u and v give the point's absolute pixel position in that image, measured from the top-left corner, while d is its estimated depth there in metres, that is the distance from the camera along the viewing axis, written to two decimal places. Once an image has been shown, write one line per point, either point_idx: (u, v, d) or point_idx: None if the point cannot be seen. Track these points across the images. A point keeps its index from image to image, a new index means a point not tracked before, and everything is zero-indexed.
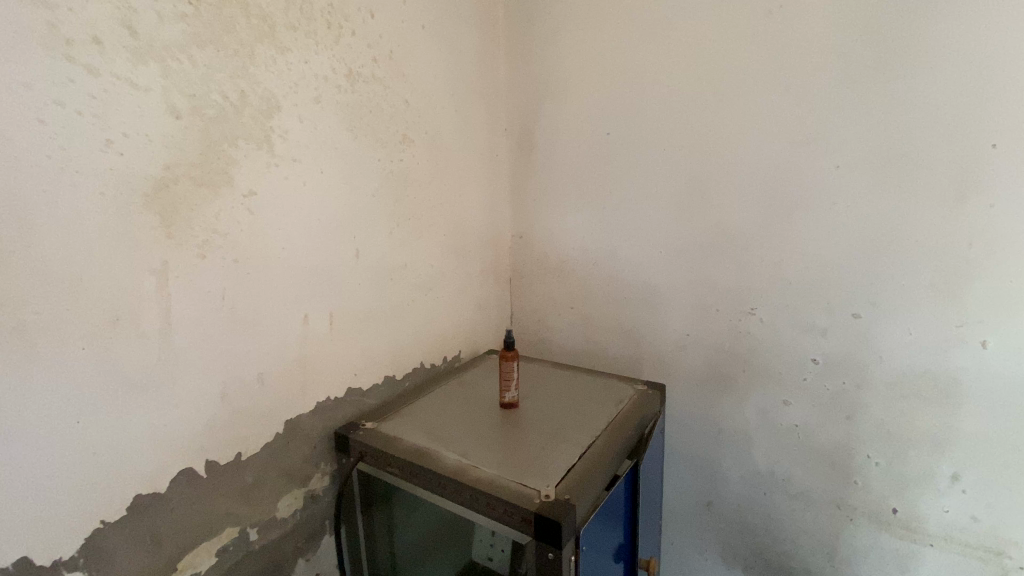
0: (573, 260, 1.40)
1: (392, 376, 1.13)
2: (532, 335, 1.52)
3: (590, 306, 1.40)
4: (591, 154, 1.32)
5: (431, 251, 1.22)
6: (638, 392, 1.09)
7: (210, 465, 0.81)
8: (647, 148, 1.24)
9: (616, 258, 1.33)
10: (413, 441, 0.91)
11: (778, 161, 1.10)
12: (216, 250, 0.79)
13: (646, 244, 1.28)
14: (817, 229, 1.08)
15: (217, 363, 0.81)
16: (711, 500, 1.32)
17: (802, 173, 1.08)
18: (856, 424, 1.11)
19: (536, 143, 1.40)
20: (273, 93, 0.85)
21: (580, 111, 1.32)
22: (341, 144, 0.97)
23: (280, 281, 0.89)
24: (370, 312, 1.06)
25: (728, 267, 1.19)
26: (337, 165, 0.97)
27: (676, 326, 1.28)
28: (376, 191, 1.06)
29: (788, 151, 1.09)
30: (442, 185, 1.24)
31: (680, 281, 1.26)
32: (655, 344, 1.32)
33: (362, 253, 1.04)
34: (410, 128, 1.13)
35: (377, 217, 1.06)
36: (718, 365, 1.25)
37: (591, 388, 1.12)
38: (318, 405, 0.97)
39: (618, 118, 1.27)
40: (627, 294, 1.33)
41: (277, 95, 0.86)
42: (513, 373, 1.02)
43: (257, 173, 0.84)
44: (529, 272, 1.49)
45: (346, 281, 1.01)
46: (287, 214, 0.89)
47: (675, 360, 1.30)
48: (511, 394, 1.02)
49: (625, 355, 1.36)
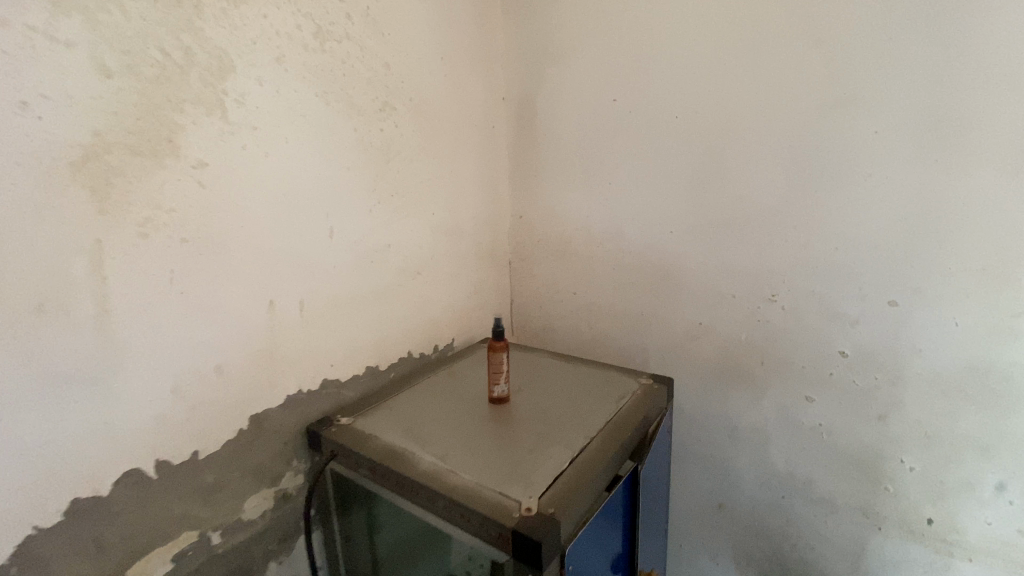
0: (577, 241, 1.29)
1: (376, 366, 1.05)
2: (534, 321, 1.42)
3: (593, 291, 1.29)
4: (596, 125, 1.20)
5: (421, 231, 1.12)
6: (643, 387, 0.98)
7: (163, 465, 0.74)
8: (656, 116, 1.12)
9: (623, 239, 1.22)
10: (388, 440, 0.83)
11: (806, 126, 0.97)
12: (161, 229, 0.71)
13: (655, 223, 1.17)
14: (850, 205, 0.95)
15: (168, 354, 0.73)
16: (723, 501, 1.22)
17: (833, 141, 0.95)
18: (889, 424, 0.99)
19: (536, 113, 1.28)
20: (225, 50, 0.76)
21: (584, 77, 1.19)
22: (309, 111, 0.87)
23: (241, 263, 0.80)
24: (348, 298, 0.97)
25: (746, 248, 1.07)
26: (305, 134, 0.87)
27: (689, 313, 1.16)
28: (354, 164, 0.96)
29: (818, 116, 0.95)
30: (432, 159, 1.13)
31: (693, 264, 1.14)
32: (665, 333, 1.20)
33: (338, 233, 0.94)
34: (392, 94, 1.02)
35: (355, 194, 0.97)
36: (733, 356, 1.13)
37: (591, 381, 1.01)
38: (289, 398, 0.89)
39: (625, 83, 1.14)
40: (634, 278, 1.22)
41: (230, 53, 0.76)
42: (502, 365, 0.93)
43: (209, 142, 0.75)
44: (530, 254, 1.38)
45: (319, 264, 0.91)
46: (248, 189, 0.80)
47: (686, 350, 1.19)
48: (500, 388, 0.93)
49: (632, 344, 1.26)
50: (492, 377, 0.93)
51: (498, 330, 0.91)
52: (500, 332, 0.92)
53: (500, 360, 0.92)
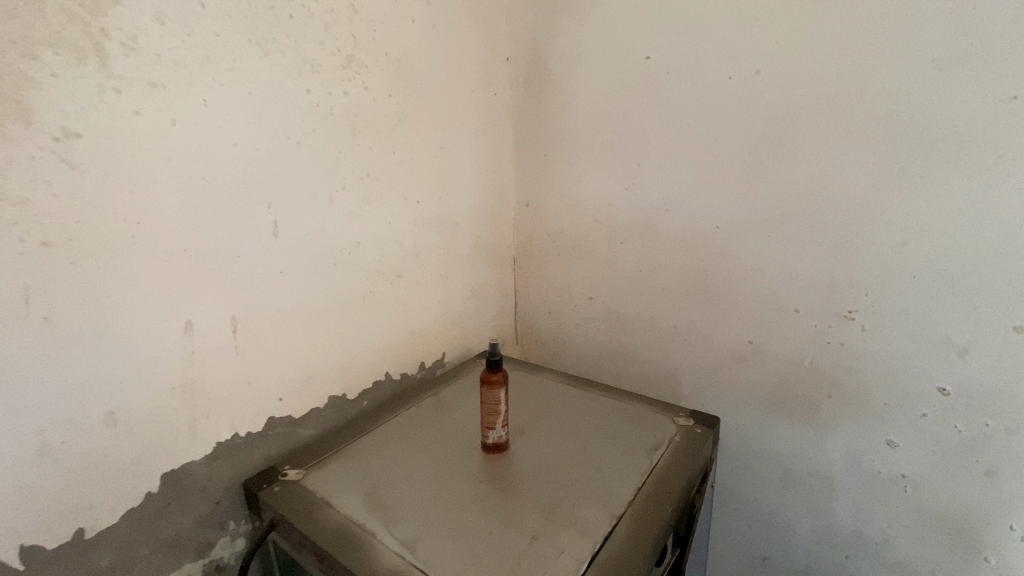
0: (597, 236, 1.05)
1: (343, 395, 0.83)
2: (544, 328, 1.20)
3: (616, 297, 1.06)
4: (626, 91, 0.95)
5: (403, 225, 0.89)
6: (682, 434, 0.76)
7: (30, 553, 0.54)
8: (708, 79, 0.86)
9: (656, 234, 0.98)
10: (343, 511, 0.62)
11: (920, 91, 0.71)
12: (6, 229, 0.49)
13: (698, 217, 0.93)
14: (973, 198, 0.70)
15: (28, 405, 0.52)
16: (767, 554, 1.01)
17: (956, 110, 0.69)
18: (1000, 484, 0.76)
19: (551, 76, 1.02)
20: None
21: (613, 28, 0.93)
22: (239, 62, 0.63)
23: (141, 273, 0.58)
24: (303, 312, 0.75)
25: (819, 251, 0.83)
26: (235, 96, 0.64)
27: (736, 328, 0.94)
28: (307, 138, 0.72)
29: (937, 75, 0.69)
30: (417, 133, 0.88)
31: (745, 269, 0.90)
32: (705, 351, 0.98)
33: (288, 229, 0.72)
34: (361, 46, 0.77)
35: (310, 177, 0.73)
36: (792, 385, 0.90)
37: (613, 422, 0.79)
38: (220, 446, 0.68)
39: (668, 36, 0.88)
40: (668, 283, 0.99)
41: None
42: (499, 404, 0.71)
43: (82, 104, 0.52)
44: (540, 250, 1.15)
45: (261, 270, 0.69)
46: (149, 171, 0.58)
47: (730, 374, 0.96)
48: (496, 435, 0.72)
49: (662, 362, 1.04)
50: (485, 421, 0.72)
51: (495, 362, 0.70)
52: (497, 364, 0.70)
53: (497, 400, 0.71)
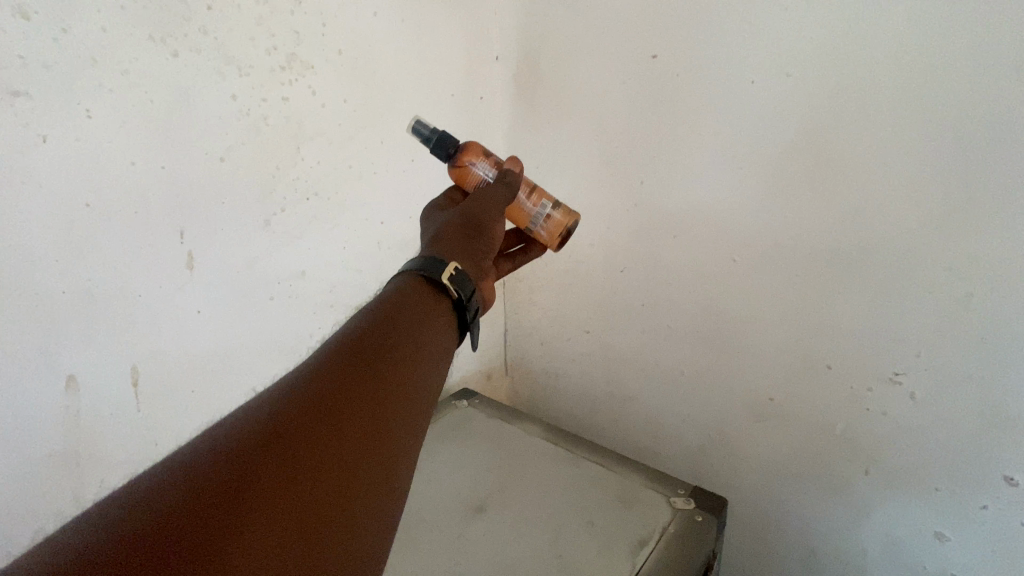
0: (594, 263, 0.92)
1: None
2: (535, 360, 1.07)
3: (615, 331, 0.93)
4: (629, 98, 0.79)
5: (362, 250, 0.77)
6: (678, 523, 0.63)
7: None
8: (726, 83, 0.70)
9: (661, 266, 0.84)
10: None
11: (1004, 107, 0.54)
12: None
13: (712, 249, 0.78)
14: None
15: None
16: None
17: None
18: None
19: (545, 77, 0.87)
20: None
21: (614, 22, 0.77)
22: (138, 62, 0.52)
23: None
24: (230, 356, 0.65)
25: (859, 299, 0.67)
26: (133, 106, 0.52)
27: (754, 381, 0.79)
28: (232, 154, 0.60)
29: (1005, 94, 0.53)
30: (380, 144, 0.76)
31: (765, 313, 0.75)
32: (716, 404, 0.84)
33: (208, 263, 0.60)
34: (307, 43, 0.64)
35: (236, 200, 0.61)
36: (817, 453, 0.76)
37: (596, 499, 0.67)
38: None
39: (680, 30, 0.72)
40: (675, 322, 0.85)
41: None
42: (484, 163, 0.61)
43: None
44: (530, 274, 1.01)
45: (170, 313, 0.58)
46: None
47: (745, 432, 0.82)
48: (542, 214, 0.62)
49: (664, 411, 0.90)
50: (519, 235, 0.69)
51: (436, 138, 0.62)
52: (453, 160, 0.61)
53: (478, 170, 0.61)
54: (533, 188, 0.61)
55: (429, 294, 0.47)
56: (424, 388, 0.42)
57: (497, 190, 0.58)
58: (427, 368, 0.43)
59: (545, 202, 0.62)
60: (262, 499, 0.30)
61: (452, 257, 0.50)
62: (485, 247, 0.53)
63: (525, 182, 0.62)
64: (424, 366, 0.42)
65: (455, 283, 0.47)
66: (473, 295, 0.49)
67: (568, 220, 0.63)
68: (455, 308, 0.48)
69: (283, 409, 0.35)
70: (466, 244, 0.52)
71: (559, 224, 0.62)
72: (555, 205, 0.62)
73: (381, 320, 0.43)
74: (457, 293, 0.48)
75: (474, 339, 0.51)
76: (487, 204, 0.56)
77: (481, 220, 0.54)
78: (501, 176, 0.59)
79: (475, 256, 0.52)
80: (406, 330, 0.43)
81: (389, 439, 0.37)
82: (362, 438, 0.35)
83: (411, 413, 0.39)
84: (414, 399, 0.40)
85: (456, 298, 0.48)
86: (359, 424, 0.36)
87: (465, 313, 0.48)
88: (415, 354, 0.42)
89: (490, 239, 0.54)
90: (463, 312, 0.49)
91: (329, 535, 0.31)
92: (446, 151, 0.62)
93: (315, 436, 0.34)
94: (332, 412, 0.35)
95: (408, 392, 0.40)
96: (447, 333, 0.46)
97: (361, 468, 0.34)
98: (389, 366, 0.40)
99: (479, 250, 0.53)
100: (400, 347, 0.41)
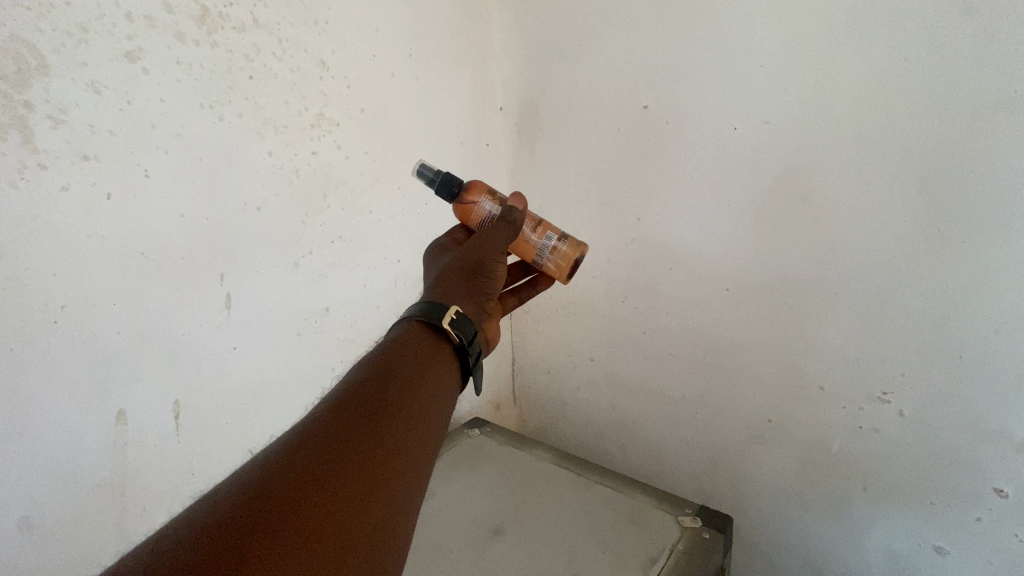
0: (596, 295, 0.97)
1: None
2: (542, 389, 1.11)
3: (618, 359, 0.97)
4: (622, 143, 0.86)
5: (381, 288, 0.83)
6: (687, 540, 0.66)
7: None
8: (709, 129, 0.77)
9: (659, 296, 0.89)
10: None
11: (964, 141, 0.59)
12: None
13: (705, 279, 0.83)
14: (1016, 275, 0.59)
15: None
16: None
17: (993, 179, 0.58)
18: None
19: (544, 126, 0.95)
20: (7, 26, 0.45)
21: (605, 75, 0.85)
22: (189, 127, 0.58)
23: (56, 370, 0.51)
24: (261, 389, 0.70)
25: (843, 323, 0.72)
26: (184, 165, 0.58)
27: (753, 405, 0.83)
28: (266, 204, 0.66)
29: (959, 139, 0.59)
30: (397, 189, 0.83)
31: (758, 338, 0.80)
32: (717, 427, 0.87)
33: (245, 303, 0.66)
34: (333, 104, 0.72)
35: (269, 246, 0.68)
36: (815, 472, 0.79)
37: (607, 520, 0.70)
38: None
39: (666, 82, 0.79)
40: (676, 349, 0.89)
41: (23, 34, 0.46)
42: (486, 199, 0.66)
43: None
44: (534, 307, 1.07)
45: (208, 351, 0.63)
46: (65, 257, 0.51)
47: (747, 454, 0.85)
48: (548, 247, 0.66)
49: (668, 434, 0.94)
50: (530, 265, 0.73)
51: (440, 178, 0.67)
52: (458, 199, 0.67)
53: (481, 206, 0.66)
54: (538, 222, 0.66)
55: (432, 338, 0.52)
56: (429, 427, 0.45)
57: (499, 227, 0.62)
58: (432, 407, 0.47)
59: (551, 235, 0.66)
60: (280, 516, 0.34)
61: (453, 300, 0.55)
62: (484, 288, 0.59)
63: (529, 217, 0.66)
64: (426, 406, 0.46)
65: (457, 326, 0.52)
66: (475, 337, 0.54)
67: (574, 251, 0.67)
68: (457, 352, 0.53)
69: (301, 446, 0.39)
70: (465, 287, 0.58)
71: (565, 255, 0.67)
72: (561, 238, 0.66)
73: (385, 366, 0.47)
74: (459, 336, 0.52)
75: (478, 381, 0.55)
76: (489, 244, 0.61)
77: (483, 260, 0.59)
78: (504, 213, 0.63)
79: (475, 299, 0.58)
80: (409, 373, 0.47)
81: (397, 471, 0.40)
82: (370, 472, 0.39)
83: (417, 449, 0.43)
84: (421, 433, 0.44)
85: (458, 341, 0.52)
86: (368, 456, 0.39)
87: (467, 355, 0.53)
88: (422, 394, 0.46)
89: (490, 281, 0.59)
90: (465, 355, 0.53)
91: (342, 558, 0.34)
92: (451, 189, 0.67)
93: (328, 467, 0.38)
94: (342, 449, 0.39)
95: (415, 428, 0.44)
96: (450, 376, 0.51)
97: (369, 496, 0.38)
98: (397, 402, 0.44)
99: (479, 293, 0.58)
100: (407, 387, 0.46)
